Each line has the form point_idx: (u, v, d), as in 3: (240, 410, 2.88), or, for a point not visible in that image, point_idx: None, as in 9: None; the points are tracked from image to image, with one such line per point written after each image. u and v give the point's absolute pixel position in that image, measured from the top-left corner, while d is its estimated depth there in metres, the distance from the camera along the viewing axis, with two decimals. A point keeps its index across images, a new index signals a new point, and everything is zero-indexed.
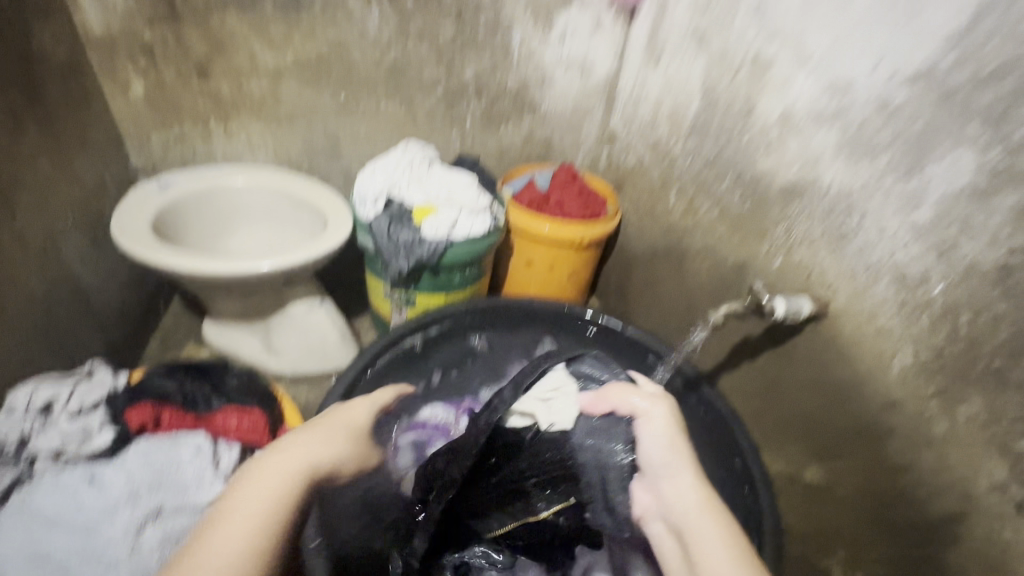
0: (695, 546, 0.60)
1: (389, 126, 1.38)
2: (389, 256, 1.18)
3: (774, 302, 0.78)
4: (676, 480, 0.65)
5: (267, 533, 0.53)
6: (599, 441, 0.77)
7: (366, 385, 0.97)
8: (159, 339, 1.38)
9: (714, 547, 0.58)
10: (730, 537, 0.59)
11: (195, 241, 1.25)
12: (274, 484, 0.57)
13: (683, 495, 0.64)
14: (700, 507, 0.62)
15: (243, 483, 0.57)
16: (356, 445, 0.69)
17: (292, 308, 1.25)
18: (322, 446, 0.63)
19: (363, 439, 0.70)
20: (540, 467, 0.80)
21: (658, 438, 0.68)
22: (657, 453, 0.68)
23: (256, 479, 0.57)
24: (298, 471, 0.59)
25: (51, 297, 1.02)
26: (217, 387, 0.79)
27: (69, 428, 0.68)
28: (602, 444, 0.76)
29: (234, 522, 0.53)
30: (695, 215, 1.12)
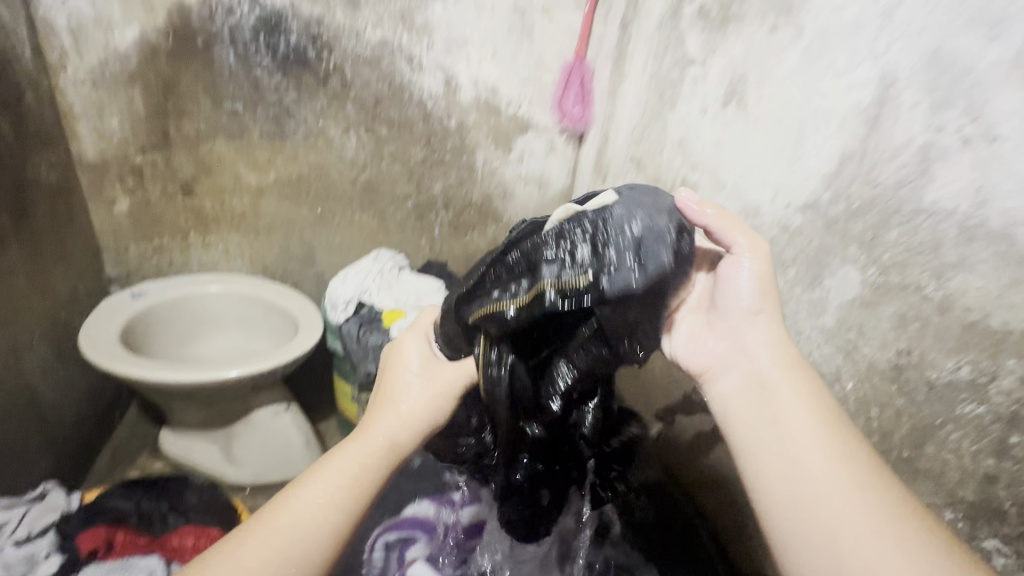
0: (780, 417, 0.57)
1: (363, 235, 1.48)
2: (358, 357, 1.22)
3: None
4: (746, 336, 0.61)
5: (348, 485, 0.59)
6: (636, 230, 0.56)
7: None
8: (111, 451, 1.33)
9: (793, 412, 0.56)
10: (806, 394, 0.57)
11: (162, 349, 1.27)
12: (346, 467, 0.60)
13: (763, 353, 0.60)
14: (783, 366, 0.59)
15: (319, 471, 0.60)
16: (428, 389, 0.67)
17: (257, 415, 1.24)
18: (391, 418, 0.64)
19: (447, 392, 0.67)
20: (566, 245, 0.58)
21: (743, 299, 0.62)
22: (728, 301, 0.63)
23: (326, 470, 0.60)
24: (362, 449, 0.62)
25: (7, 410, 1.00)
26: (177, 504, 0.80)
27: (14, 558, 0.68)
28: (636, 224, 0.56)
29: (315, 502, 0.58)
30: None
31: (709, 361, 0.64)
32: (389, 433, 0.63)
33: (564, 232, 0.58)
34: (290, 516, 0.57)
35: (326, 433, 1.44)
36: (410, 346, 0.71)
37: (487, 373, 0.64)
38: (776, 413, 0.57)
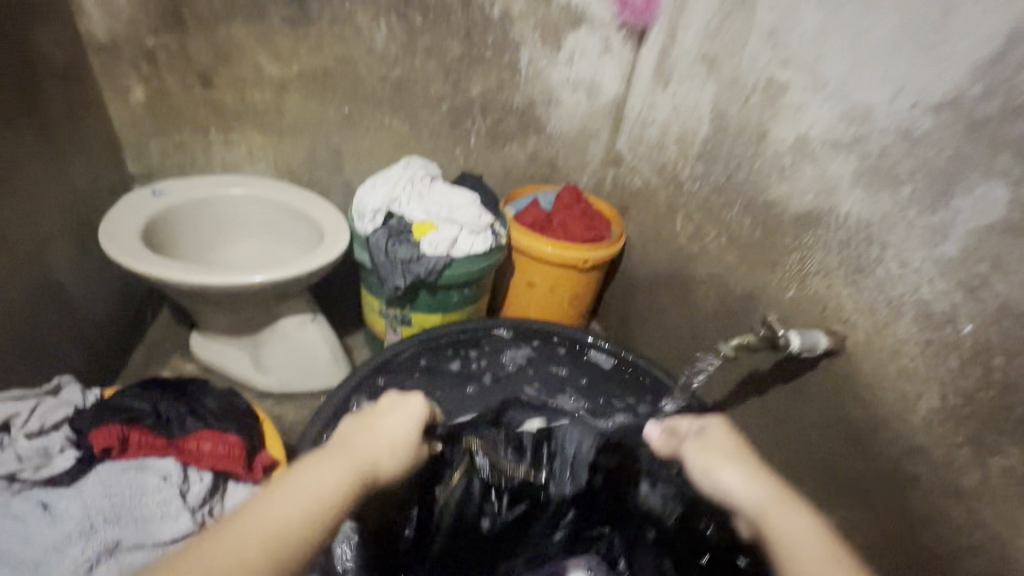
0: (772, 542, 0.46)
1: (393, 142, 1.34)
2: (386, 273, 1.14)
3: (788, 336, 0.74)
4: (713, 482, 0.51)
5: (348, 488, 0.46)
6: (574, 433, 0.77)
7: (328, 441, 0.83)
8: (144, 353, 1.30)
9: (798, 519, 0.47)
10: (812, 531, 0.46)
11: (187, 250, 1.21)
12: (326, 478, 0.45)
13: (744, 490, 0.50)
14: (775, 501, 0.49)
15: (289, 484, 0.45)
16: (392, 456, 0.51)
17: (283, 323, 1.21)
18: (382, 446, 0.51)
19: (397, 448, 0.52)
20: (531, 452, 0.77)
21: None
22: (706, 478, 0.53)
23: (298, 482, 0.45)
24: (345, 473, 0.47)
25: (36, 304, 0.96)
26: (196, 406, 0.67)
27: (26, 450, 0.59)
28: (582, 453, 0.76)
29: (307, 490, 0.44)
30: (703, 240, 1.05)
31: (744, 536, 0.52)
32: (374, 447, 0.51)
33: (537, 446, 0.77)
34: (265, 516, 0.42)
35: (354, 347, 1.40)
36: (388, 405, 0.55)
37: (428, 489, 0.73)
38: (779, 530, 0.46)
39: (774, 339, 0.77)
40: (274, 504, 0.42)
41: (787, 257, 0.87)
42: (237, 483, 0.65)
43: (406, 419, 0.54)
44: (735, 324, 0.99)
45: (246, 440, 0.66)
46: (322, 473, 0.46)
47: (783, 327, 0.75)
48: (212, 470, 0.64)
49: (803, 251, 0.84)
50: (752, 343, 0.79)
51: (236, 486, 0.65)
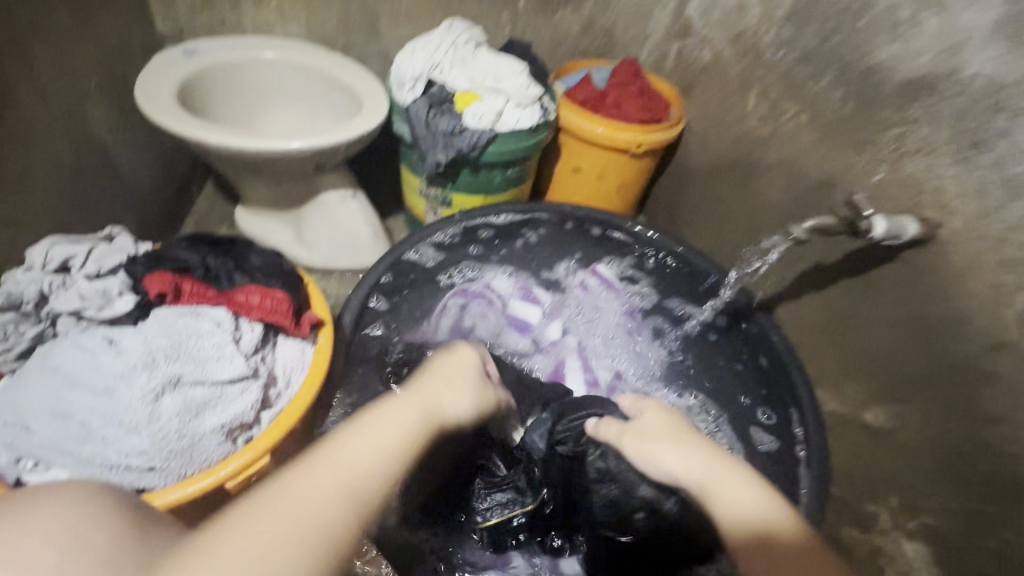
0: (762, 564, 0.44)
1: (434, 4, 1.20)
2: (426, 145, 1.07)
3: (874, 219, 0.66)
4: (666, 462, 0.52)
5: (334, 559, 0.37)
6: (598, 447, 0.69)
7: (387, 288, 0.91)
8: (193, 224, 1.29)
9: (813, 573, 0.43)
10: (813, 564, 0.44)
11: (226, 118, 1.18)
12: (397, 428, 0.46)
13: (689, 472, 0.50)
14: (714, 474, 0.50)
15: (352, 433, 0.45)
16: (371, 452, 0.43)
17: (324, 197, 1.19)
18: (359, 440, 0.44)
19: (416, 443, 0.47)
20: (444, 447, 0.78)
21: (663, 438, 0.54)
22: (656, 470, 0.53)
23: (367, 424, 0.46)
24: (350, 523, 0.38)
25: (80, 162, 0.93)
26: (242, 262, 0.68)
27: (87, 290, 0.60)
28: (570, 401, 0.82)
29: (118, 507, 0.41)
30: (777, 120, 0.93)
31: (673, 477, 0.52)
32: (397, 421, 0.47)
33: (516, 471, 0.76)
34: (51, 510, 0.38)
35: (394, 230, 1.38)
36: (353, 443, 0.44)
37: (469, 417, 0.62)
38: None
39: (856, 223, 0.68)
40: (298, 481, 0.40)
41: (881, 134, 0.76)
42: (285, 337, 0.67)
43: (373, 458, 0.43)
44: (805, 213, 0.88)
45: (294, 297, 0.67)
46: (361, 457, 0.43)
47: (870, 210, 0.67)
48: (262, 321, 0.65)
49: (905, 126, 0.74)
50: (829, 224, 0.71)
51: (285, 340, 0.67)
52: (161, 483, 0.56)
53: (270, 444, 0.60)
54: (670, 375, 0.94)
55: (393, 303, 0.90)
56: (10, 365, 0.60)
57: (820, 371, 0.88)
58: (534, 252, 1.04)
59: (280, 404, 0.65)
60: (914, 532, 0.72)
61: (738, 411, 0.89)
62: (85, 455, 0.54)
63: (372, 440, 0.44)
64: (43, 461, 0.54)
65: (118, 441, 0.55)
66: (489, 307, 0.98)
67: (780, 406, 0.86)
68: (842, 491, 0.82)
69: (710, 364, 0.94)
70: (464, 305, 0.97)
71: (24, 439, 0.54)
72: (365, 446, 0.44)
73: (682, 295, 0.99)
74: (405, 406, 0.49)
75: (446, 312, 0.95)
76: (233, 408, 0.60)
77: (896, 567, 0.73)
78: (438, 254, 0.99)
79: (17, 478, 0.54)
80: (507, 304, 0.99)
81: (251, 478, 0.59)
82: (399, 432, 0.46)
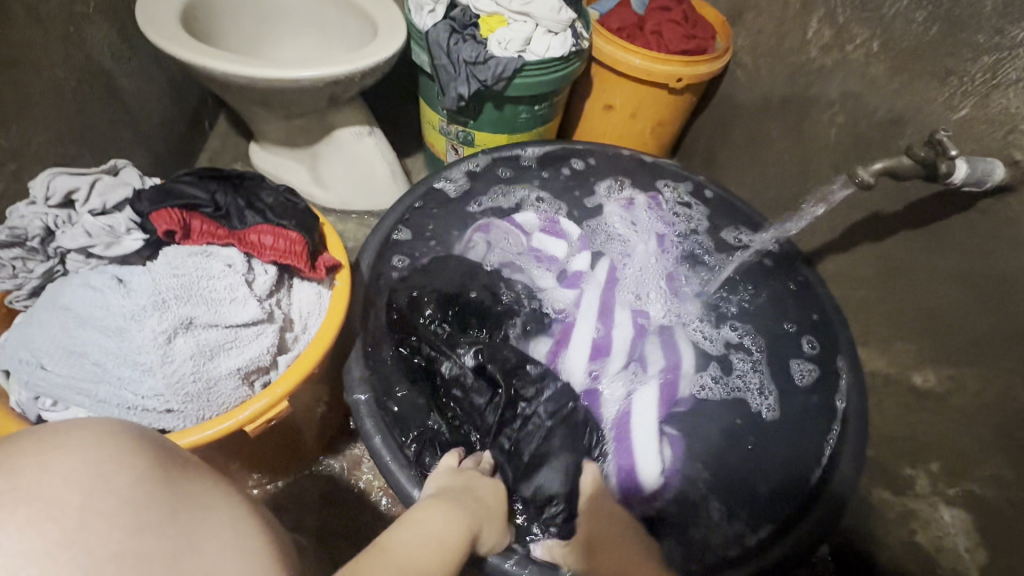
0: None
1: None
2: (447, 77, 0.97)
3: (954, 162, 0.58)
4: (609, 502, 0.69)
5: None
6: (573, 439, 0.72)
7: (418, 211, 0.90)
8: (206, 160, 1.24)
9: None
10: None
11: (236, 45, 1.10)
12: (443, 528, 0.53)
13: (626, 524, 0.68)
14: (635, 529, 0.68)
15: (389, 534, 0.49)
16: (428, 546, 0.50)
17: (340, 134, 1.13)
18: (414, 536, 0.50)
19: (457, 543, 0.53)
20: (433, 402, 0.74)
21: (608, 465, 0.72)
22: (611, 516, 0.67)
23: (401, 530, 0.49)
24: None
25: (83, 90, 0.88)
26: (253, 201, 0.64)
27: (93, 226, 0.57)
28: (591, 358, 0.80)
29: (145, 446, 0.41)
30: (843, 48, 0.82)
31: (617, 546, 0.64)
32: (441, 522, 0.53)
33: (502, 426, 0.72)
34: (76, 451, 0.37)
35: (412, 170, 1.31)
36: (410, 536, 0.49)
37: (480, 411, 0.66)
38: None
39: (936, 164, 0.60)
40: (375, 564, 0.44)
41: (971, 63, 0.66)
42: (301, 280, 0.65)
43: (429, 551, 0.49)
44: (868, 156, 0.80)
45: (308, 238, 0.63)
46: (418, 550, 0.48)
47: (954, 149, 0.58)
48: (275, 263, 0.62)
49: (1004, 52, 0.63)
50: (899, 166, 0.63)
51: (301, 283, 0.65)
52: (180, 424, 0.55)
53: (288, 390, 0.57)
54: (711, 312, 0.88)
55: (419, 229, 0.89)
56: (24, 302, 0.59)
57: (866, 329, 0.82)
58: (574, 180, 1.00)
59: (298, 347, 0.64)
60: (955, 498, 0.69)
61: (788, 354, 0.82)
62: (101, 395, 0.53)
63: (426, 535, 0.51)
64: (61, 399, 0.53)
65: (133, 382, 0.53)
66: (514, 236, 0.92)
67: (827, 349, 0.80)
68: (877, 454, 0.78)
69: (765, 294, 0.88)
70: (491, 236, 0.92)
71: (38, 378, 0.52)
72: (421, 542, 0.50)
73: (730, 228, 0.94)
74: (451, 509, 0.56)
75: (475, 238, 0.91)
76: (248, 351, 0.57)
77: (929, 533, 0.70)
78: (470, 181, 0.96)
79: (38, 415, 0.54)
80: (532, 236, 0.92)
81: (270, 422, 0.58)
82: (443, 529, 0.53)
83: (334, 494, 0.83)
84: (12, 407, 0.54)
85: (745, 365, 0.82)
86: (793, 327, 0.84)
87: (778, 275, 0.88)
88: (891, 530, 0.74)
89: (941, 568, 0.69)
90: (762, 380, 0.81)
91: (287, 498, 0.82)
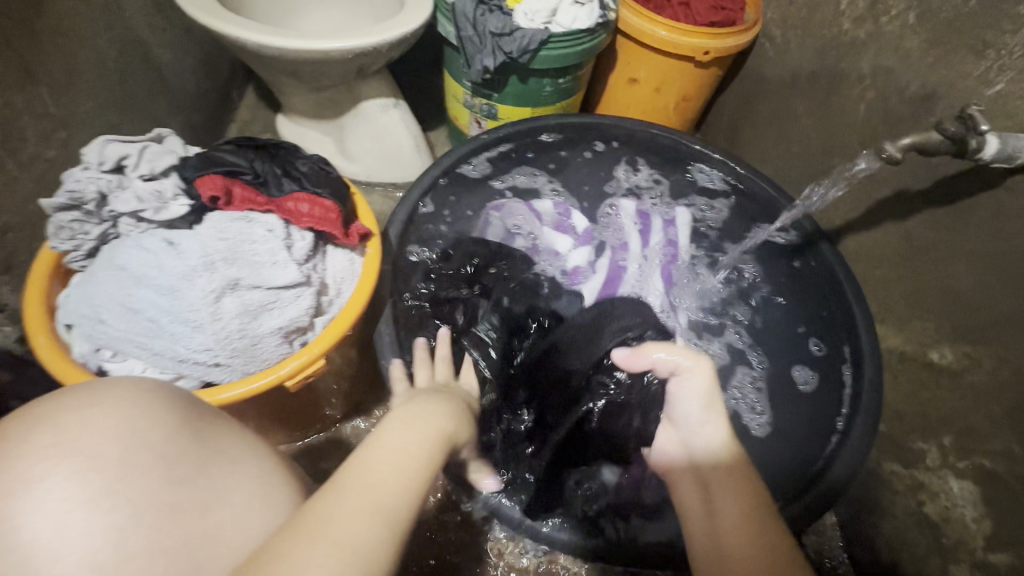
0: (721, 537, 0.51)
1: None
2: (473, 49, 0.97)
3: (985, 138, 0.58)
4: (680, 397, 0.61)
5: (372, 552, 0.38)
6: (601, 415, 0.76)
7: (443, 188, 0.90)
8: (236, 132, 1.27)
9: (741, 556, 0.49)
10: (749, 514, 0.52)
11: (264, 16, 1.11)
12: (403, 442, 0.48)
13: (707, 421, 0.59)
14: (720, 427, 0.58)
15: (375, 438, 0.48)
16: (393, 462, 0.45)
17: (366, 106, 1.14)
18: (381, 455, 0.46)
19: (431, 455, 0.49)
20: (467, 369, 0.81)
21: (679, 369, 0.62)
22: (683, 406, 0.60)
23: (388, 431, 0.49)
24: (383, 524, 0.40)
25: (123, 61, 0.91)
26: (290, 169, 0.66)
27: (143, 190, 0.60)
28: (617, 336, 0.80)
29: (172, 404, 0.45)
30: (877, 20, 0.80)
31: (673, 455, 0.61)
32: (410, 436, 0.49)
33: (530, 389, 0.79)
34: (112, 411, 0.41)
35: (435, 143, 1.32)
36: (379, 456, 0.45)
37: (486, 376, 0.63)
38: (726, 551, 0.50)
39: (965, 140, 0.60)
40: (338, 493, 0.41)
41: (1010, 35, 0.65)
42: (335, 247, 0.68)
43: (394, 464, 0.45)
44: (897, 132, 0.79)
45: (342, 207, 0.66)
46: (383, 467, 0.44)
47: (985, 124, 0.58)
48: (312, 229, 0.65)
49: None
50: (928, 142, 0.63)
51: (335, 249, 0.68)
52: (227, 378, 0.60)
53: (324, 349, 0.61)
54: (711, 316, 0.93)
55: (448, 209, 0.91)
56: (81, 262, 0.62)
57: (884, 307, 0.83)
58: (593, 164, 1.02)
59: (333, 310, 0.67)
60: (964, 471, 0.70)
61: (795, 353, 0.86)
62: (156, 348, 0.57)
63: (394, 452, 0.47)
64: (120, 351, 0.58)
65: (183, 337, 0.57)
66: (529, 218, 0.98)
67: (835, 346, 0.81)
68: (889, 429, 0.80)
69: (779, 284, 0.92)
70: (508, 220, 0.98)
71: (99, 331, 0.57)
72: (384, 459, 0.45)
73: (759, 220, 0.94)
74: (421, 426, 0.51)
75: (493, 220, 0.96)
76: (288, 312, 0.61)
77: (937, 505, 0.72)
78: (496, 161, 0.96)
79: (99, 366, 0.59)
80: (547, 222, 0.99)
81: (308, 379, 0.62)
82: (412, 441, 0.48)
83: None
84: (74, 357, 0.58)
85: (746, 377, 0.87)
86: (805, 329, 0.87)
87: (791, 272, 0.90)
88: (898, 500, 0.76)
89: (947, 539, 0.70)
90: (761, 376, 0.87)
91: (319, 454, 0.87)
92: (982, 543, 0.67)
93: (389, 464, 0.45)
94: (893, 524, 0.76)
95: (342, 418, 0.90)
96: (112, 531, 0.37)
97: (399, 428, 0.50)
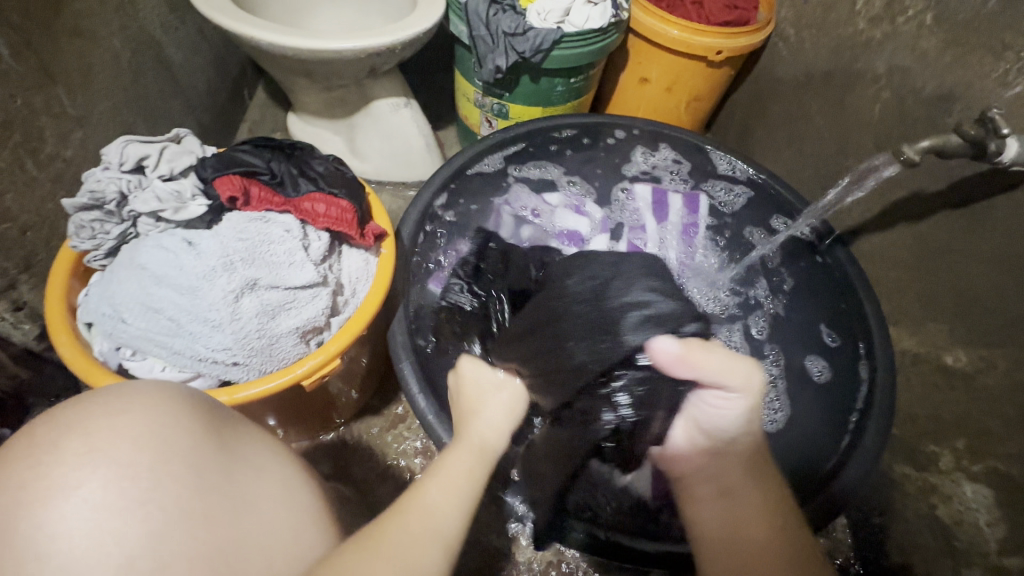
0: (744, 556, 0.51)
1: None
2: (485, 48, 0.97)
3: (1005, 141, 0.58)
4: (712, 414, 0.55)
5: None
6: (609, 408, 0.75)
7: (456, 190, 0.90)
8: (247, 131, 1.28)
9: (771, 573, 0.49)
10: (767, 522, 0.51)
11: (275, 15, 1.12)
12: (464, 467, 0.52)
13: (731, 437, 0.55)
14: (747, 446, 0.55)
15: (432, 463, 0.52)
16: (446, 491, 0.48)
17: (377, 105, 1.14)
18: (434, 488, 0.48)
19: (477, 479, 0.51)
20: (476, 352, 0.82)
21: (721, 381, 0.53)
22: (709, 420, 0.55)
23: (447, 455, 0.53)
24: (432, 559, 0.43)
25: (137, 61, 0.92)
26: (305, 169, 0.66)
27: (162, 190, 0.61)
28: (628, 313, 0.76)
29: (197, 411, 0.45)
30: (893, 20, 0.80)
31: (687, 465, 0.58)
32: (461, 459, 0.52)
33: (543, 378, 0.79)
34: (139, 417, 0.41)
35: (445, 142, 1.33)
36: (433, 487, 0.49)
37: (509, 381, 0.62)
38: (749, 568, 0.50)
39: (983, 143, 0.59)
40: (395, 524, 0.44)
41: None
42: (351, 246, 0.69)
43: (443, 494, 0.48)
44: (912, 133, 0.79)
45: (358, 207, 0.66)
46: (441, 495, 0.48)
47: (1005, 127, 0.57)
48: (327, 229, 0.66)
49: None
50: (945, 145, 0.63)
51: (350, 249, 0.69)
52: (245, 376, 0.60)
53: (340, 349, 0.61)
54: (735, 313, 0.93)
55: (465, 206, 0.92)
56: (100, 261, 0.63)
57: (898, 310, 0.83)
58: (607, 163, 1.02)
59: (348, 310, 0.68)
60: (979, 474, 0.71)
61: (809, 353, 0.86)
62: (176, 347, 0.58)
63: (448, 479, 0.50)
64: (140, 350, 0.59)
65: (203, 337, 0.58)
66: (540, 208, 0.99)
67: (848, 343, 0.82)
68: (902, 432, 0.80)
69: (802, 283, 0.91)
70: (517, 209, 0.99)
71: (121, 329, 0.57)
72: (438, 488, 0.49)
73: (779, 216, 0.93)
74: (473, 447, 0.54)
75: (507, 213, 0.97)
76: (305, 312, 0.62)
77: (949, 508, 0.73)
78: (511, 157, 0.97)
79: (119, 364, 0.59)
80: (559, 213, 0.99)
81: (324, 377, 0.62)
82: (468, 466, 0.52)
83: (373, 450, 0.88)
84: (95, 355, 0.59)
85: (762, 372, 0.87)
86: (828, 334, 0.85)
87: (814, 271, 0.89)
88: (909, 502, 0.76)
89: (959, 541, 0.71)
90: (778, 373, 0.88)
91: (330, 452, 0.88)
92: (996, 548, 0.68)
93: (444, 493, 0.48)
94: (904, 526, 0.76)
95: (353, 416, 0.90)
96: (149, 535, 0.37)
97: (462, 453, 0.53)
